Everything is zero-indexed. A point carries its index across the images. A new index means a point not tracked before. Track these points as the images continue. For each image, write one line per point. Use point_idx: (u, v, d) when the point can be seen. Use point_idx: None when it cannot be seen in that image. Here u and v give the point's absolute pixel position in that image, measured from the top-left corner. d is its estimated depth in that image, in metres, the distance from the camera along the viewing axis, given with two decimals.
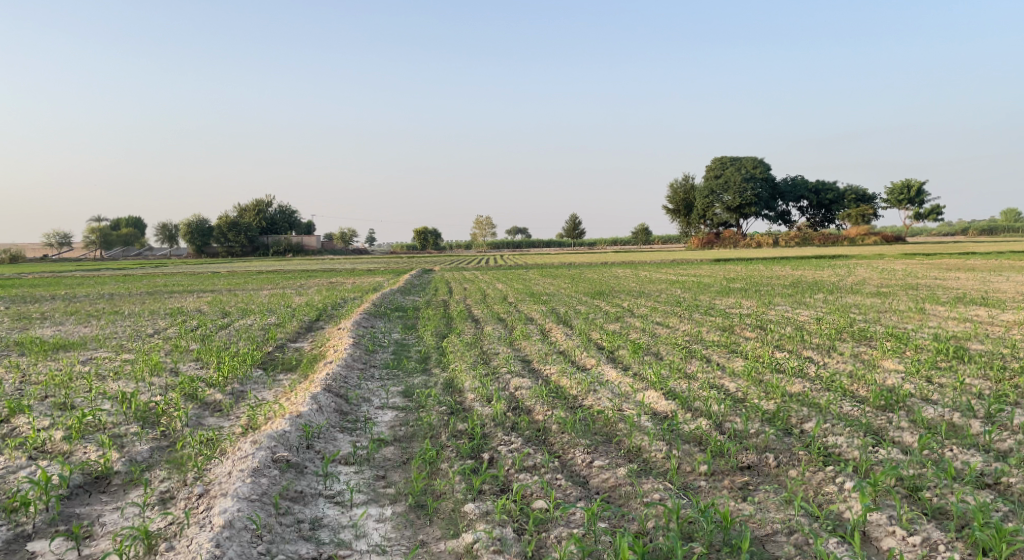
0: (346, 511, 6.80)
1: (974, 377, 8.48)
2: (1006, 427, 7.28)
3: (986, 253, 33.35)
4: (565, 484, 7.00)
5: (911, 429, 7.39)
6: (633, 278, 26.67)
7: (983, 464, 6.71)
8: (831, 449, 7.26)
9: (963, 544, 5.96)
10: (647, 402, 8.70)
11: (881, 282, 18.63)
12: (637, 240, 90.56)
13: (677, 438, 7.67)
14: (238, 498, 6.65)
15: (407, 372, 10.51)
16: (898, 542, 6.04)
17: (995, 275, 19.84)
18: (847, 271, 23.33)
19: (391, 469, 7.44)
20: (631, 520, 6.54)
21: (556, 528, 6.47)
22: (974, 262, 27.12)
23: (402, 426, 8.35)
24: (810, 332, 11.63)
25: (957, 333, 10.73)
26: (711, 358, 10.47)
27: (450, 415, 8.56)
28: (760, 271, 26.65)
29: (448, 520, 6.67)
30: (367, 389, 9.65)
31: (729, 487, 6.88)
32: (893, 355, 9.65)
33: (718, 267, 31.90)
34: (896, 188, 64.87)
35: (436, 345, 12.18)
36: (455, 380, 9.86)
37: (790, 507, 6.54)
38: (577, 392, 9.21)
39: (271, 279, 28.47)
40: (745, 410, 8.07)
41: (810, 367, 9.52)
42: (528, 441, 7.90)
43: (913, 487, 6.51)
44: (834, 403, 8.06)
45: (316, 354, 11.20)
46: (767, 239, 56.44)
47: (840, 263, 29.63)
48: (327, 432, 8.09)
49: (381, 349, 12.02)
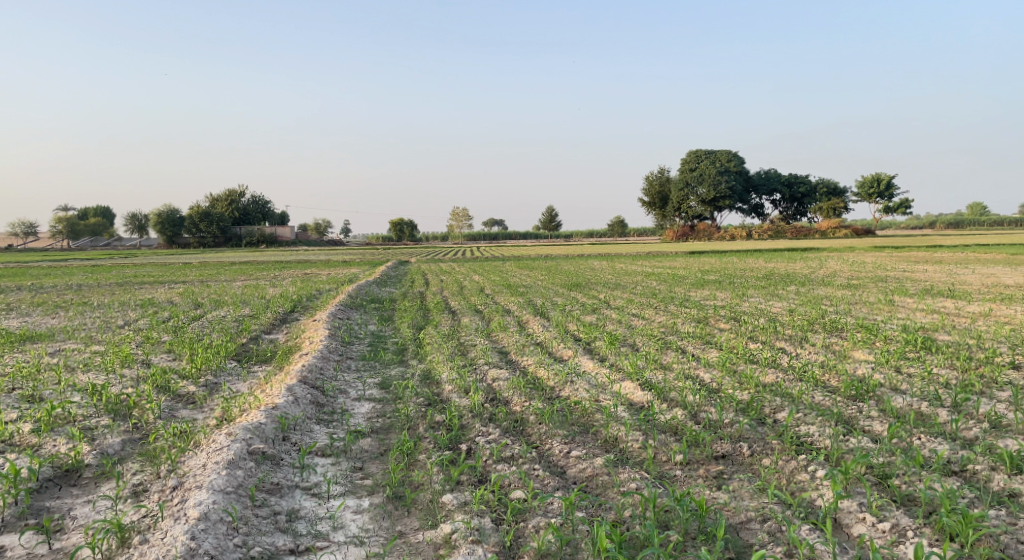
0: (323, 503, 6.80)
1: (941, 367, 8.68)
2: (972, 415, 7.42)
3: (951, 245, 33.97)
4: (543, 474, 7.08)
5: (881, 418, 7.55)
6: (609, 271, 26.71)
7: (950, 451, 6.82)
8: (803, 437, 7.41)
9: (931, 529, 6.04)
10: (624, 392, 8.85)
11: (852, 274, 18.86)
12: (612, 232, 90.92)
13: (652, 428, 7.82)
14: (213, 490, 6.62)
15: (383, 363, 10.51)
16: (868, 529, 6.13)
17: (961, 268, 20.34)
18: (819, 264, 23.77)
19: (369, 460, 7.45)
20: (608, 509, 6.64)
21: (535, 517, 6.55)
22: (942, 254, 27.56)
23: (379, 418, 8.35)
24: (783, 323, 11.80)
25: (925, 324, 10.94)
26: (686, 349, 10.62)
27: (427, 407, 8.61)
28: (734, 263, 26.94)
29: (426, 511, 6.70)
30: (343, 380, 9.63)
31: (704, 476, 7.01)
32: (863, 346, 9.84)
33: (693, 259, 32.24)
34: (867, 180, 65.76)
35: (413, 337, 12.18)
36: (433, 371, 9.91)
37: (763, 495, 6.66)
38: (555, 383, 9.31)
39: (246, 270, 28.32)
40: (720, 401, 8.25)
41: (783, 357, 9.71)
42: (505, 431, 7.97)
43: (883, 474, 6.64)
44: (806, 393, 8.24)
45: (291, 346, 11.14)
46: (740, 231, 57.00)
47: (813, 263, 24.59)
48: (304, 424, 8.07)
49: (357, 340, 12.00)
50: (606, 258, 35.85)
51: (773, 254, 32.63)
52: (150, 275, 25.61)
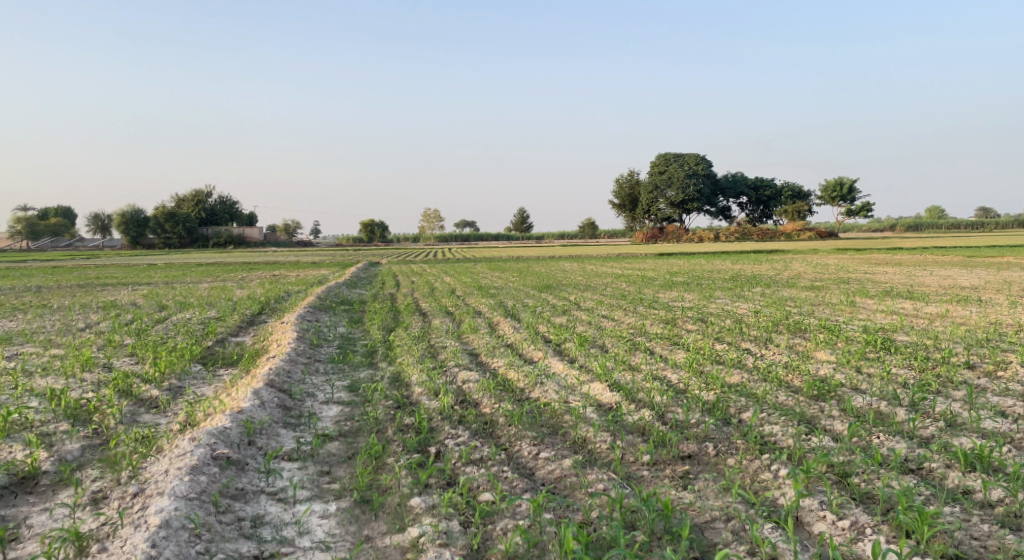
0: (289, 508, 6.77)
1: (899, 366, 8.88)
2: (929, 414, 7.61)
3: (912, 247, 34.65)
4: (511, 476, 7.13)
5: (842, 418, 7.71)
6: (579, 272, 26.90)
7: (907, 450, 6.99)
8: (767, 437, 7.54)
9: (888, 526, 6.17)
10: (593, 394, 8.93)
11: (816, 276, 19.19)
12: (583, 234, 91.32)
13: (621, 429, 7.91)
14: (175, 497, 6.56)
15: (352, 366, 10.49)
16: (829, 526, 6.25)
17: (921, 269, 20.76)
18: (784, 266, 24.12)
19: (336, 464, 7.43)
20: (575, 510, 6.71)
21: (503, 519, 6.59)
22: (902, 256, 28.14)
23: (347, 421, 8.33)
24: (748, 324, 11.99)
25: (885, 325, 11.18)
26: (654, 350, 10.74)
27: (396, 409, 8.62)
28: (701, 265, 27.30)
29: (394, 514, 6.71)
30: (311, 383, 9.59)
31: (670, 476, 7.10)
32: (826, 346, 10.04)
33: (661, 260, 32.54)
34: (830, 185, 66.76)
35: (383, 338, 12.16)
36: (402, 373, 9.91)
37: (728, 495, 6.77)
38: (525, 384, 9.37)
39: (213, 271, 28.04)
40: (686, 401, 8.37)
41: (748, 358, 9.87)
42: (474, 433, 8.01)
43: (843, 473, 6.79)
44: (770, 394, 8.38)
45: (258, 349, 11.06)
46: (708, 233, 57.57)
47: (778, 263, 26.21)
48: (270, 428, 8.02)
49: (326, 343, 11.95)
50: (577, 259, 36.04)
51: (739, 256, 33.06)
52: (111, 276, 25.16)
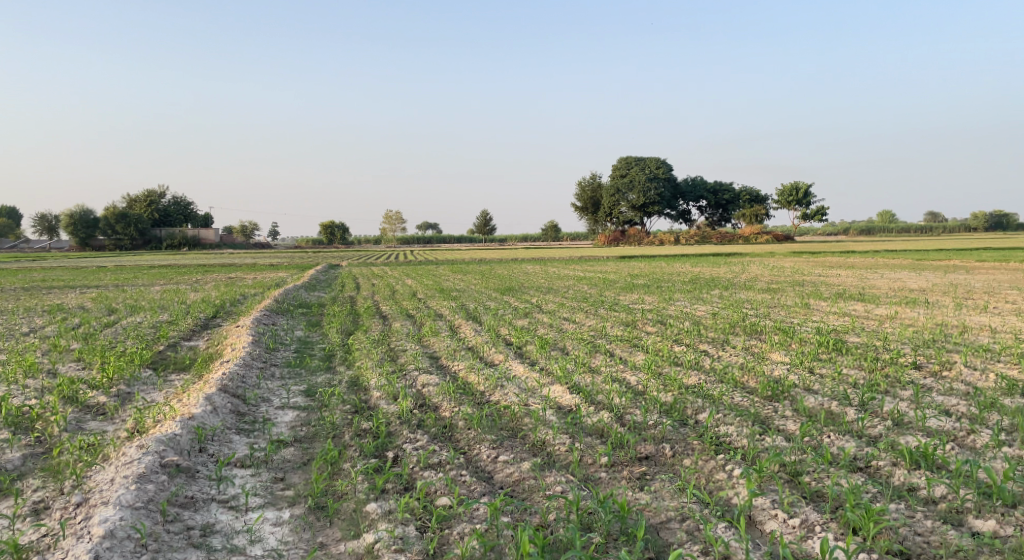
0: (241, 516, 6.68)
1: (850, 367, 9.05)
2: (877, 413, 7.77)
3: (864, 251, 35.44)
4: (469, 480, 7.11)
5: (794, 417, 7.84)
6: (540, 275, 26.94)
7: (856, 448, 7.13)
8: (722, 437, 7.63)
9: (837, 524, 6.28)
10: (553, 396, 8.96)
11: (772, 279, 19.48)
12: (546, 237, 91.59)
13: (579, 431, 7.95)
14: (121, 506, 6.43)
15: (309, 370, 10.38)
16: (780, 525, 6.35)
17: (872, 272, 21.22)
18: (742, 268, 24.50)
19: (291, 470, 7.35)
20: (533, 513, 6.71)
21: (460, 524, 6.58)
22: (854, 259, 28.75)
23: (303, 426, 8.25)
24: (706, 326, 12.13)
25: (837, 327, 11.40)
26: (614, 353, 10.81)
27: (354, 414, 8.55)
28: (661, 267, 27.58)
29: (349, 521, 6.65)
30: (266, 388, 9.47)
31: (627, 477, 7.15)
32: (780, 347, 10.20)
33: (622, 263, 32.75)
34: (786, 190, 67.90)
35: (341, 342, 12.06)
36: (360, 377, 9.84)
37: (683, 495, 6.84)
38: (485, 387, 9.36)
39: (167, 274, 27.55)
40: (644, 403, 8.45)
41: (705, 359, 9.99)
42: (433, 437, 7.98)
43: (795, 472, 6.90)
44: (726, 395, 8.49)
45: (211, 353, 10.90)
46: (669, 236, 58.17)
47: (735, 263, 28.68)
48: (222, 435, 7.91)
49: (282, 347, 11.81)
50: (539, 262, 36.12)
51: (698, 259, 33.45)
52: (59, 279, 24.60)
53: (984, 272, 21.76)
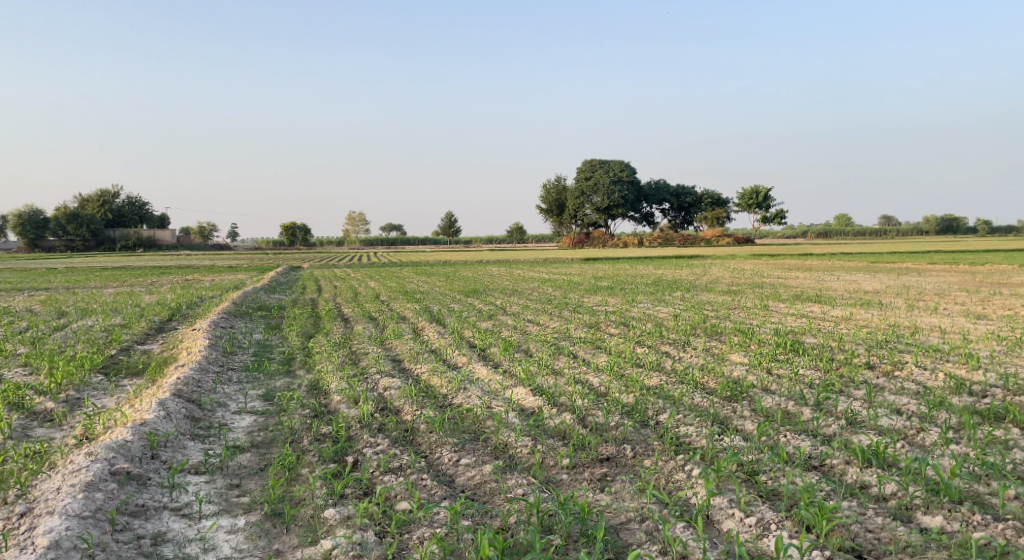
0: (194, 524, 6.55)
1: (807, 367, 9.18)
2: (832, 412, 7.89)
3: (822, 254, 36.07)
4: (430, 484, 7.07)
5: (752, 417, 7.92)
6: (505, 277, 26.93)
7: (811, 447, 7.23)
8: (682, 438, 7.69)
9: (792, 522, 6.34)
10: (516, 398, 8.95)
11: (732, 281, 19.72)
12: (511, 239, 91.69)
13: (542, 433, 7.95)
14: (67, 516, 6.28)
15: (268, 374, 10.23)
16: (737, 524, 6.40)
17: (829, 274, 21.59)
18: (703, 270, 24.76)
19: (247, 476, 7.23)
20: (493, 516, 6.69)
21: (419, 528, 6.52)
22: (812, 262, 29.26)
23: (260, 432, 8.13)
24: (668, 328, 12.22)
25: (795, 328, 11.56)
26: (577, 354, 10.84)
27: (313, 419, 8.45)
28: (624, 270, 27.73)
29: (306, 527, 6.57)
30: (222, 393, 9.31)
31: (588, 479, 7.16)
32: (740, 348, 10.32)
33: (586, 265, 32.91)
34: (746, 194, 68.84)
35: (302, 345, 11.92)
36: (321, 381, 9.73)
37: (643, 495, 6.87)
38: (448, 390, 9.32)
39: (122, 276, 27.00)
40: (606, 404, 8.48)
41: (666, 361, 10.06)
42: (394, 441, 7.91)
43: (752, 471, 6.97)
44: (686, 395, 8.56)
45: (166, 357, 10.70)
46: (632, 239, 58.58)
47: (697, 263, 30.92)
48: (175, 441, 7.75)
49: (240, 350, 11.63)
50: (504, 264, 36.15)
51: (660, 261, 33.74)
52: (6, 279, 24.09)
53: (936, 274, 22.29)
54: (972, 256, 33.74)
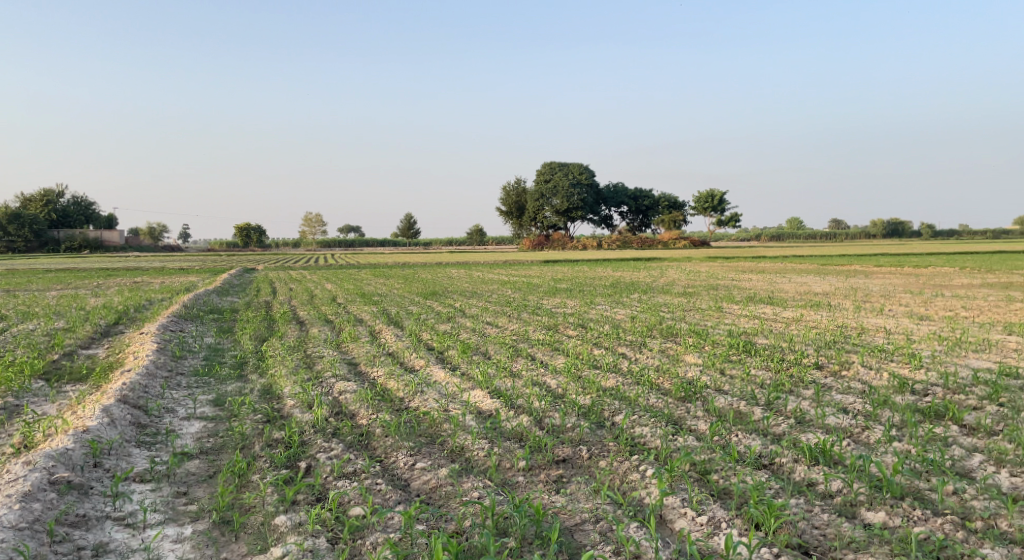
0: (138, 534, 6.37)
1: (758, 368, 9.31)
2: (782, 412, 8.01)
3: (775, 256, 36.68)
4: (384, 488, 6.99)
5: (705, 417, 8.00)
6: (464, 279, 26.86)
7: (762, 446, 7.31)
8: (637, 438, 7.72)
9: (741, 520, 6.40)
10: (473, 401, 8.91)
11: (688, 283, 19.94)
12: (470, 241, 91.58)
13: (499, 436, 7.92)
14: (2, 528, 6.07)
15: (220, 378, 10.03)
16: (689, 523, 6.44)
17: (781, 277, 21.96)
18: (659, 273, 25.01)
19: (195, 484, 7.07)
20: (448, 520, 6.64)
21: (373, 534, 6.44)
22: (765, 265, 29.72)
23: (210, 438, 7.95)
24: (625, 330, 12.29)
25: (748, 329, 11.72)
26: (535, 356, 10.84)
27: (265, 424, 8.30)
28: (582, 272, 27.86)
29: (256, 534, 6.44)
30: (171, 398, 9.10)
31: (544, 481, 7.15)
32: (694, 349, 10.42)
33: (546, 267, 32.97)
34: (702, 197, 69.76)
35: (255, 349, 11.72)
36: (274, 385, 9.57)
37: (598, 496, 6.88)
38: (404, 393, 9.24)
39: (66, 278, 26.24)
40: (563, 406, 8.48)
41: (623, 362, 10.11)
42: (349, 446, 7.81)
43: (704, 470, 7.03)
44: (642, 396, 8.61)
45: (112, 362, 10.43)
46: (591, 241, 58.93)
47: (655, 263, 33.47)
48: (120, 448, 7.55)
49: (190, 354, 11.39)
50: (462, 266, 36.08)
51: (618, 264, 33.97)
52: None
53: (882, 276, 22.86)
54: (916, 258, 34.65)
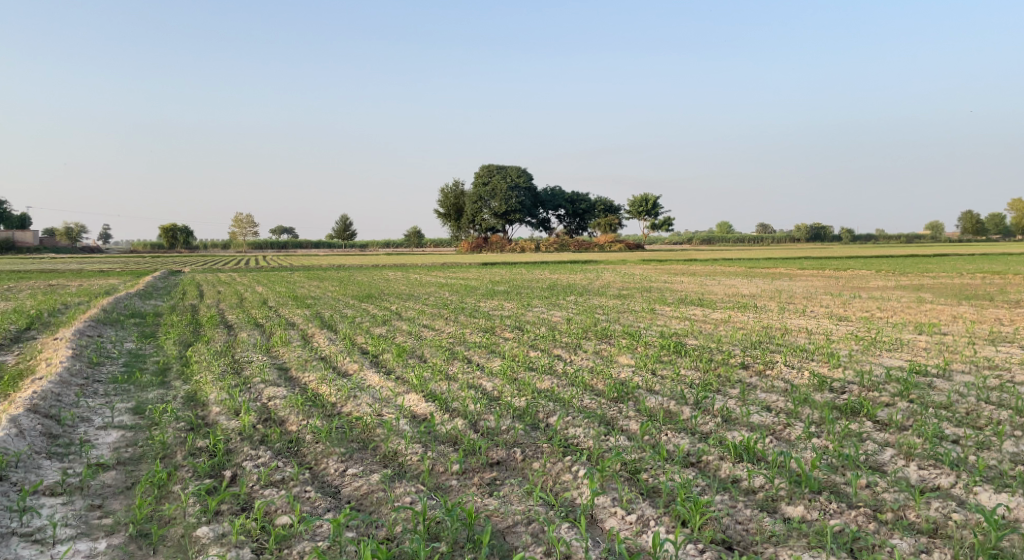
0: (46, 550, 6.07)
1: (688, 368, 9.44)
2: (709, 410, 8.13)
3: (706, 259, 37.46)
4: (313, 496, 6.82)
5: (636, 417, 8.06)
6: (401, 281, 26.61)
7: (690, 445, 7.40)
8: (570, 439, 7.73)
9: (669, 517, 6.45)
10: (408, 405, 8.79)
11: (622, 285, 20.17)
12: (408, 244, 90.93)
13: (432, 439, 7.83)
14: None
15: (140, 386, 9.66)
16: (619, 522, 6.46)
17: (711, 279, 22.42)
18: (595, 275, 25.25)
19: (110, 496, 6.78)
20: (378, 526, 6.51)
21: (300, 543, 6.27)
22: (697, 267, 30.31)
23: (128, 447, 7.64)
24: (561, 331, 12.32)
25: (679, 330, 11.89)
26: (471, 359, 10.78)
27: (188, 432, 8.02)
28: (521, 274, 27.90)
29: (176, 547, 6.21)
30: (86, 407, 8.71)
31: (477, 484, 7.08)
32: (628, 351, 10.51)
33: (483, 269, 32.93)
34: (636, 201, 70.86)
35: (179, 354, 11.34)
36: (198, 392, 9.26)
37: (530, 498, 6.85)
38: (336, 398, 9.05)
39: None
40: (497, 409, 8.44)
41: (558, 364, 10.13)
42: (277, 453, 7.61)
43: (634, 469, 7.08)
44: (576, 398, 8.63)
45: (23, 370, 9.94)
46: (529, 244, 59.14)
47: (591, 263, 36.61)
48: (29, 461, 7.19)
49: (108, 360, 10.94)
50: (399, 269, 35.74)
51: (554, 266, 34.17)
52: None
53: (804, 279, 23.53)
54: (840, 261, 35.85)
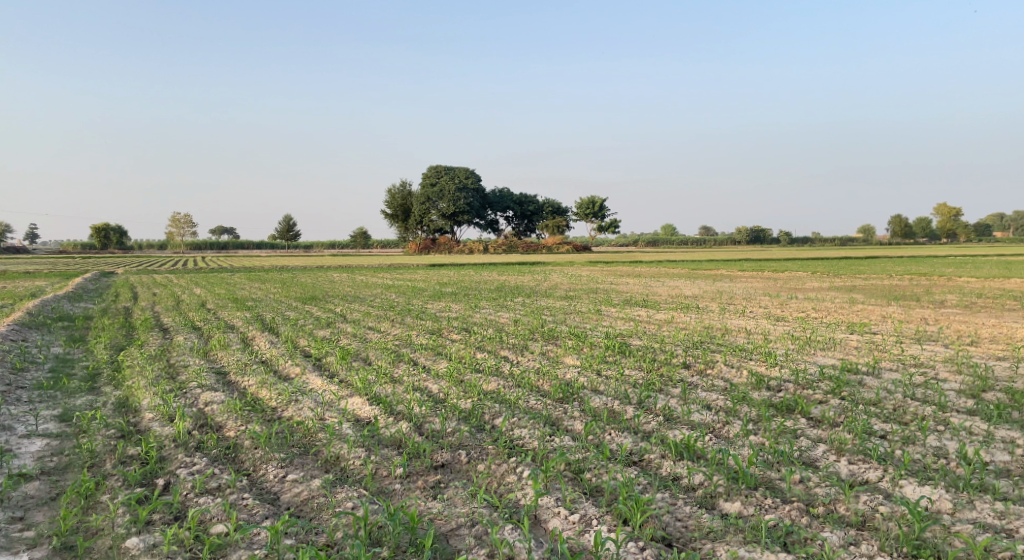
0: None
1: (632, 368, 9.48)
2: (652, 409, 8.17)
3: (652, 260, 37.87)
4: (251, 503, 6.62)
5: (581, 417, 8.05)
6: (347, 283, 26.23)
7: (632, 444, 7.42)
8: (515, 440, 7.67)
9: (611, 516, 6.44)
10: (351, 408, 8.62)
11: (569, 286, 20.22)
12: (354, 245, 89.84)
13: (376, 443, 7.68)
14: None
15: (68, 392, 9.26)
16: (562, 522, 6.42)
17: (656, 280, 22.63)
18: (543, 276, 25.28)
19: (33, 508, 6.47)
20: (319, 532, 6.35)
21: (236, 552, 6.08)
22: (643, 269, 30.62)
23: (53, 457, 7.31)
24: (508, 333, 12.26)
25: (624, 331, 11.95)
26: (417, 361, 10.65)
27: (118, 440, 7.72)
28: (469, 275, 27.76)
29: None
30: (8, 415, 8.32)
31: (421, 488, 6.97)
32: (573, 351, 10.51)
33: (431, 272, 32.68)
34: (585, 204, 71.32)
35: (110, 359, 10.93)
36: (130, 398, 8.93)
37: (474, 500, 6.77)
38: (277, 403, 8.82)
39: None
40: (442, 411, 8.33)
41: (504, 365, 10.07)
42: (214, 460, 7.37)
43: (578, 469, 7.06)
44: (522, 399, 8.58)
45: None
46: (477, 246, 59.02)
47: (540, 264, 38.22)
48: None
49: (34, 366, 10.48)
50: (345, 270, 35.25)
51: (502, 268, 34.11)
52: None
53: (746, 280, 23.93)
54: (781, 263, 36.62)
